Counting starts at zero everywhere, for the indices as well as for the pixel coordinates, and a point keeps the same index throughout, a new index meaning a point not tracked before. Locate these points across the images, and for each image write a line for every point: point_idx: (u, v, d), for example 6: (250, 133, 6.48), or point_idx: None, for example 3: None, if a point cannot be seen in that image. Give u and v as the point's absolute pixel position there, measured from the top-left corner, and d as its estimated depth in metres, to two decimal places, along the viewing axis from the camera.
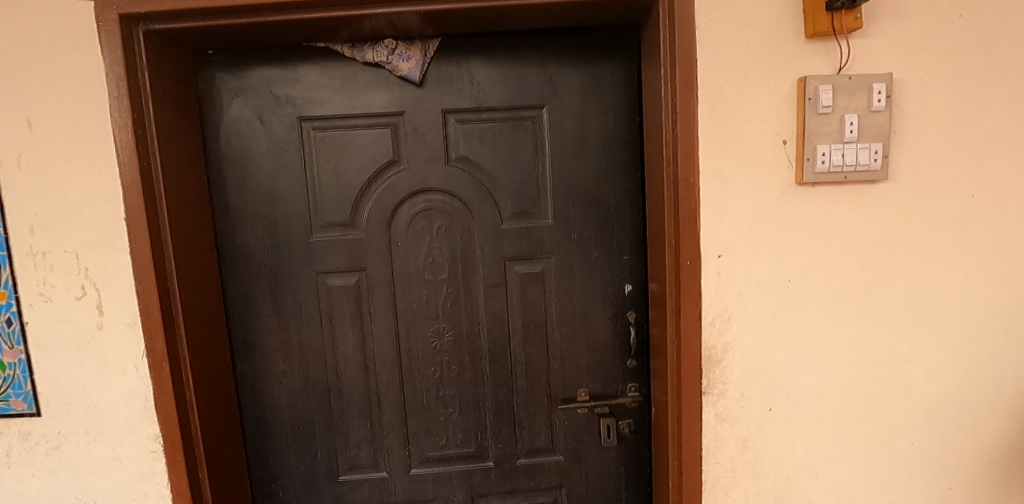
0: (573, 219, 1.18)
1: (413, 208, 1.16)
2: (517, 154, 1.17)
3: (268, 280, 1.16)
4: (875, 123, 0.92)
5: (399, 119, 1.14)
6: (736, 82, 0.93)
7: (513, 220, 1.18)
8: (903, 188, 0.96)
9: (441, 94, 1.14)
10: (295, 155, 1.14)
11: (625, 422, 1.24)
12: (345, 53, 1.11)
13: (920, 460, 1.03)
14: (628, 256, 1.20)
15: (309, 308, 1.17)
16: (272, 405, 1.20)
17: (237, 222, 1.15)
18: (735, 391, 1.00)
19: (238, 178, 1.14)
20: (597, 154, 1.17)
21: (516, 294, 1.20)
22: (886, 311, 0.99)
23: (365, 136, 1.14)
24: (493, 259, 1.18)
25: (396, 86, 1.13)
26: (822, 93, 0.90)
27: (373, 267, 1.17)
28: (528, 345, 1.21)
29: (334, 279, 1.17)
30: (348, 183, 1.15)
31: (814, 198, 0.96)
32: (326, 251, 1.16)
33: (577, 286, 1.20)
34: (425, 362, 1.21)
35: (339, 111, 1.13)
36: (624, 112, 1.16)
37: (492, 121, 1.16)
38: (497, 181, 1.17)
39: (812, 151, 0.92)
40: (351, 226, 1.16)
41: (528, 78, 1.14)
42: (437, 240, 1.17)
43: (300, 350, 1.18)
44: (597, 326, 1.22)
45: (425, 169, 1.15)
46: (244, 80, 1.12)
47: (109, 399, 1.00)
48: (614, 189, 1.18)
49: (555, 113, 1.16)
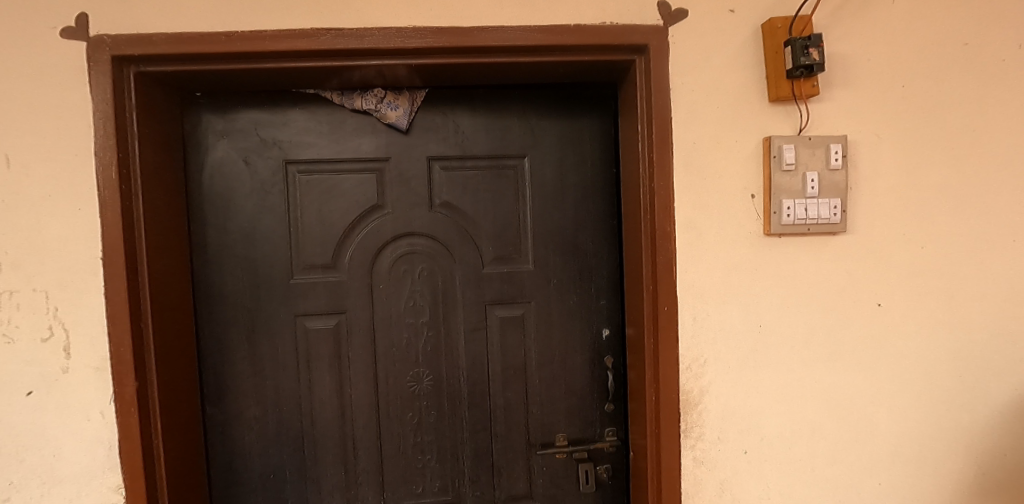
0: (553, 264, 1.21)
1: (395, 251, 1.18)
2: (499, 201, 1.20)
3: (245, 322, 1.14)
4: (833, 180, 0.99)
5: (385, 164, 1.17)
6: (707, 140, 1.00)
7: (494, 265, 1.20)
8: (861, 240, 1.03)
9: (426, 142, 1.17)
10: (279, 197, 1.14)
11: (603, 467, 1.24)
12: (334, 100, 1.14)
13: (888, 502, 1.06)
14: (605, 300, 1.23)
15: (286, 351, 1.15)
16: (242, 452, 1.15)
17: (216, 263, 1.13)
18: (712, 434, 1.02)
19: (219, 218, 1.13)
20: (577, 202, 1.22)
21: (496, 338, 1.21)
22: (851, 355, 1.04)
23: (350, 180, 1.16)
24: (474, 302, 1.20)
25: (383, 133, 1.16)
26: (785, 152, 0.98)
27: (354, 310, 1.17)
28: (507, 389, 1.21)
29: (313, 322, 1.16)
30: (331, 226, 1.16)
31: (781, 248, 1.01)
32: (306, 294, 1.15)
33: (557, 330, 1.22)
34: (403, 407, 1.19)
35: (325, 155, 1.15)
36: (602, 164, 1.22)
37: (475, 169, 1.19)
38: (480, 226, 1.20)
39: (778, 204, 0.99)
40: (333, 268, 1.17)
41: (512, 129, 1.20)
42: (419, 283, 1.18)
43: (274, 394, 1.15)
44: (575, 370, 1.23)
45: (409, 213, 1.18)
46: (231, 123, 1.13)
47: (70, 446, 0.95)
48: (592, 236, 1.22)
49: (536, 163, 1.21)
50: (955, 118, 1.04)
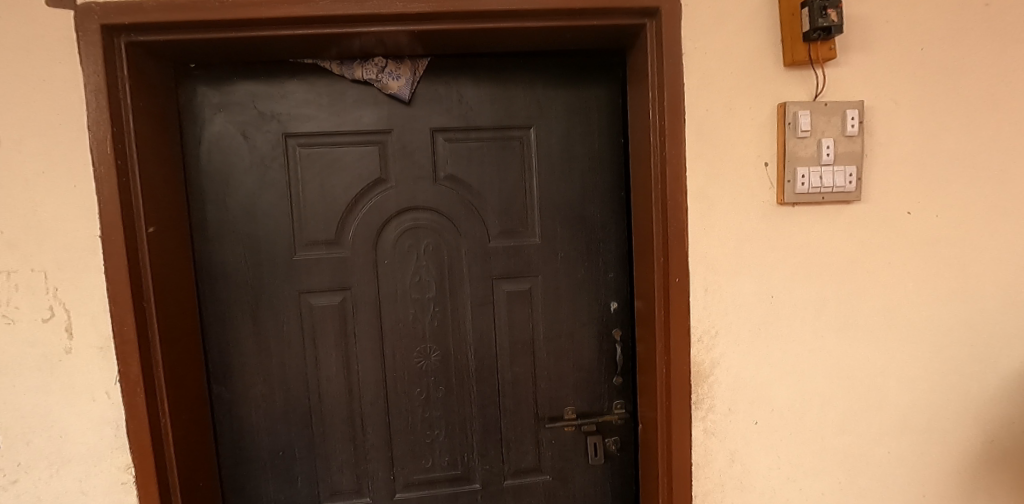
0: (561, 238, 1.20)
1: (399, 226, 1.15)
2: (505, 173, 1.18)
3: (249, 300, 1.13)
4: (849, 147, 0.97)
5: (387, 136, 1.14)
6: (720, 107, 0.97)
7: (501, 239, 1.18)
8: (875, 209, 1.01)
9: (429, 113, 1.14)
10: (280, 171, 1.11)
11: (612, 439, 1.24)
12: (333, 70, 1.10)
13: (896, 470, 1.07)
14: (613, 273, 1.21)
15: (291, 329, 1.14)
16: (250, 431, 1.15)
17: (217, 240, 1.11)
18: (723, 405, 1.02)
19: (219, 194, 1.10)
20: (584, 174, 1.19)
21: (503, 313, 1.20)
22: (862, 325, 1.03)
23: (352, 154, 1.13)
24: (481, 277, 1.18)
25: (385, 105, 1.13)
26: (800, 118, 0.95)
27: (359, 286, 1.15)
28: (515, 364, 1.21)
29: (318, 299, 1.14)
30: (334, 201, 1.13)
31: (794, 217, 1.00)
32: (310, 270, 1.13)
33: (564, 304, 1.21)
34: (411, 383, 1.18)
35: (326, 128, 1.12)
36: (609, 134, 1.19)
37: (480, 140, 1.16)
38: (485, 200, 1.17)
39: (792, 173, 0.96)
40: (337, 244, 1.14)
41: (517, 99, 1.16)
42: (425, 258, 1.16)
43: (280, 372, 1.14)
44: (583, 344, 1.22)
45: (412, 187, 1.15)
46: (227, 95, 1.09)
47: (77, 427, 0.94)
48: (599, 208, 1.20)
49: (542, 134, 1.18)
50: (973, 82, 1.01)
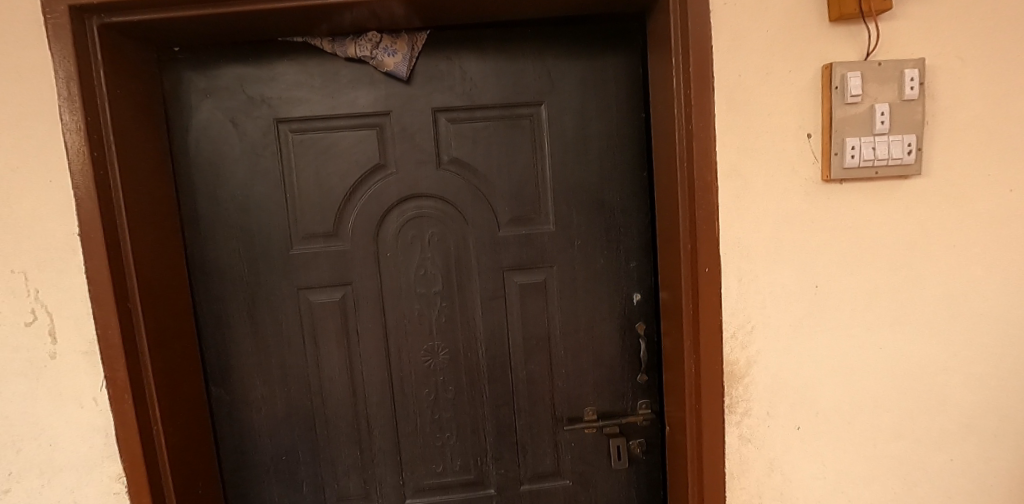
0: (577, 224, 1.09)
1: (402, 215, 1.07)
2: (514, 156, 1.08)
3: (245, 298, 1.06)
4: (907, 113, 0.84)
5: (385, 119, 1.05)
6: (755, 72, 0.85)
7: (511, 227, 1.09)
8: (937, 184, 0.88)
9: (430, 91, 1.05)
10: (272, 160, 1.04)
11: (636, 442, 1.15)
12: (325, 48, 1.01)
13: (960, 478, 0.95)
14: (635, 262, 1.11)
15: (291, 328, 1.07)
16: (251, 435, 1.09)
17: (210, 236, 1.05)
18: (761, 409, 0.91)
19: (209, 187, 1.04)
20: (601, 154, 1.08)
21: (516, 307, 1.11)
22: (921, 317, 0.91)
23: (348, 138, 1.05)
24: (490, 269, 1.09)
25: (382, 84, 1.04)
26: (850, 81, 0.82)
27: (361, 281, 1.07)
28: (530, 362, 1.12)
29: (318, 296, 1.07)
30: (330, 190, 1.05)
31: (843, 196, 0.87)
32: (308, 265, 1.06)
33: (582, 296, 1.11)
34: (419, 383, 1.11)
35: (319, 112, 1.04)
36: (629, 109, 1.08)
37: (486, 120, 1.07)
38: (494, 185, 1.08)
39: (840, 145, 0.84)
40: (335, 237, 1.07)
41: (525, 74, 1.06)
42: (430, 249, 1.08)
43: (281, 373, 1.08)
44: (603, 339, 1.12)
45: (414, 172, 1.06)
46: (214, 80, 1.02)
47: (67, 435, 0.90)
48: (619, 191, 1.09)
49: (554, 111, 1.07)
50: None
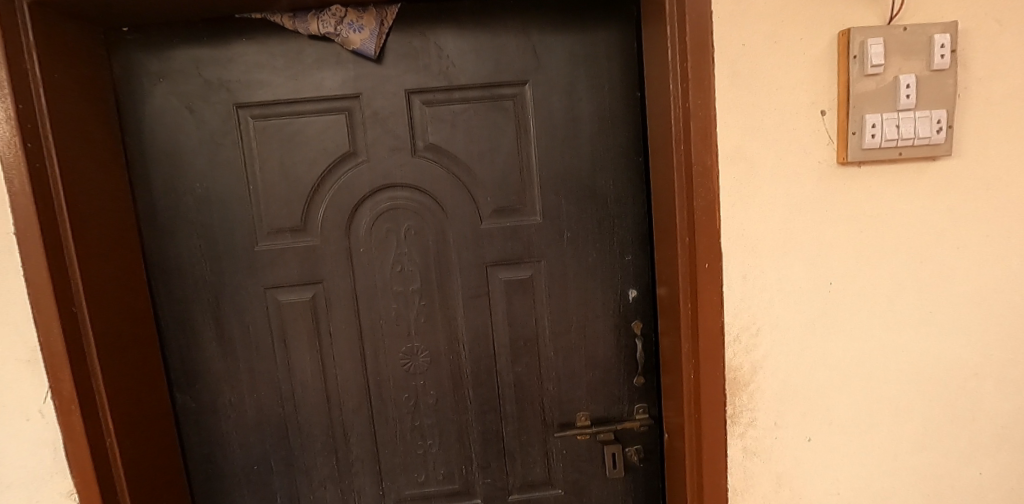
0: (566, 215, 1.00)
1: (375, 208, 0.98)
2: (497, 141, 0.98)
3: (209, 299, 0.99)
4: (937, 85, 0.73)
5: (355, 102, 0.96)
6: (761, 41, 0.74)
7: (495, 219, 1.00)
8: (970, 167, 0.78)
9: (403, 71, 0.95)
10: (233, 150, 0.96)
11: (633, 449, 1.07)
12: (286, 25, 0.92)
13: (990, 493, 0.86)
14: (631, 256, 1.02)
15: (259, 330, 1.00)
16: (221, 443, 1.03)
17: (169, 233, 0.97)
18: (767, 419, 0.82)
19: (167, 180, 0.96)
20: (592, 138, 0.99)
21: (501, 306, 1.02)
22: (949, 316, 0.81)
23: (314, 124, 0.96)
24: (473, 265, 1.00)
25: (350, 64, 0.95)
26: (870, 49, 0.72)
27: (332, 279, 0.99)
28: (517, 364, 1.04)
29: (287, 296, 1.00)
30: (297, 181, 0.97)
31: (861, 181, 0.77)
32: (275, 262, 0.98)
33: (572, 294, 1.02)
34: (398, 388, 1.03)
35: (283, 96, 0.95)
36: (622, 88, 0.98)
37: (465, 102, 0.97)
38: (475, 174, 0.99)
39: (858, 122, 0.74)
40: (304, 232, 0.99)
41: (507, 50, 0.96)
42: (406, 244, 1.00)
43: (249, 379, 1.01)
44: (597, 340, 1.04)
45: (388, 160, 0.97)
46: (167, 63, 0.93)
47: (14, 449, 0.84)
48: (612, 178, 1.00)
49: (540, 91, 0.97)
50: None
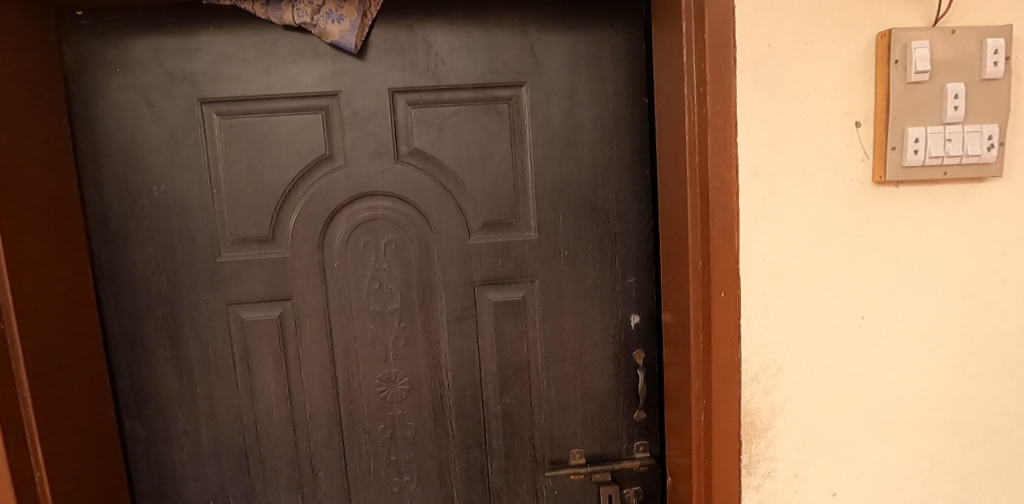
0: (564, 232, 0.91)
1: (353, 218, 0.89)
2: (489, 147, 0.89)
3: (164, 315, 0.89)
4: (989, 96, 0.64)
5: (333, 101, 0.87)
6: (790, 40, 0.65)
7: (485, 233, 0.91)
8: (1021, 190, 0.69)
9: (387, 68, 0.86)
10: (196, 150, 0.86)
11: (632, 491, 0.96)
12: (256, 12, 0.82)
13: None
14: (634, 278, 0.92)
15: (219, 351, 0.90)
16: (173, 475, 0.92)
17: (121, 240, 0.87)
18: (787, 469, 0.72)
19: (120, 181, 0.86)
20: (594, 147, 0.90)
21: (490, 330, 0.92)
22: (993, 357, 0.72)
23: (287, 124, 0.86)
24: (459, 284, 0.91)
25: (328, 59, 0.85)
26: (914, 53, 0.63)
27: (303, 295, 0.89)
28: (505, 395, 0.94)
29: (251, 313, 0.89)
30: (266, 187, 0.87)
31: (899, 202, 0.68)
32: (239, 276, 0.88)
33: (568, 319, 0.92)
34: (373, 418, 0.93)
35: (252, 92, 0.85)
36: (628, 93, 0.89)
37: (455, 103, 0.88)
38: (464, 183, 0.89)
39: (899, 136, 0.65)
40: (272, 244, 0.89)
41: (503, 48, 0.87)
42: (386, 259, 0.90)
43: (207, 404, 0.91)
44: (594, 370, 0.94)
45: (367, 166, 0.88)
46: (125, 52, 0.84)
47: None
48: (615, 192, 0.90)
49: (538, 94, 0.88)
50: None
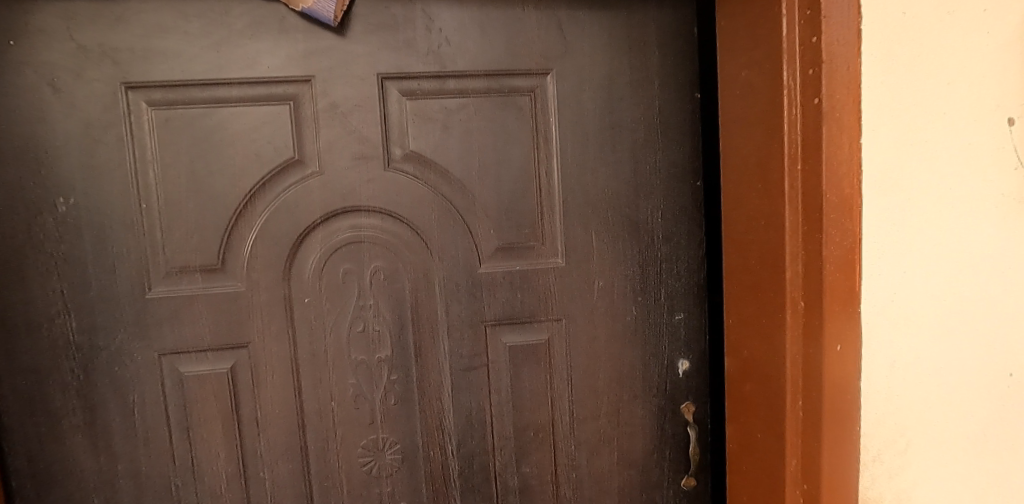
0: (598, 258, 0.72)
1: (329, 241, 0.69)
2: (505, 151, 0.70)
3: (75, 370, 0.67)
4: None
5: (304, 89, 0.67)
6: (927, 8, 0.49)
7: (500, 260, 0.71)
8: None
9: (375, 48, 0.67)
10: (121, 151, 0.65)
11: None
12: None
13: None
14: (683, 315, 0.74)
15: (151, 416, 0.68)
16: None
17: (14, 271, 0.64)
18: None
19: (13, 192, 0.64)
20: (636, 153, 0.72)
21: (505, 381, 0.73)
22: None
23: (243, 118, 0.66)
24: (467, 325, 0.71)
25: (298, 34, 0.66)
26: None
27: (263, 341, 0.69)
28: (524, 464, 0.74)
29: (193, 366, 0.68)
30: (215, 200, 0.67)
31: None
32: (178, 316, 0.67)
33: (603, 366, 0.74)
34: (353, 499, 0.72)
35: (197, 74, 0.65)
36: (678, 86, 0.72)
37: (462, 95, 0.69)
38: (473, 196, 0.70)
39: None
40: (222, 274, 0.68)
41: (524, 26, 0.69)
42: (372, 293, 0.70)
43: (134, 486, 0.69)
44: (634, 429, 0.75)
45: (349, 173, 0.68)
46: (21, 19, 0.62)
47: None
48: (660, 209, 0.73)
49: (567, 85, 0.70)
50: None
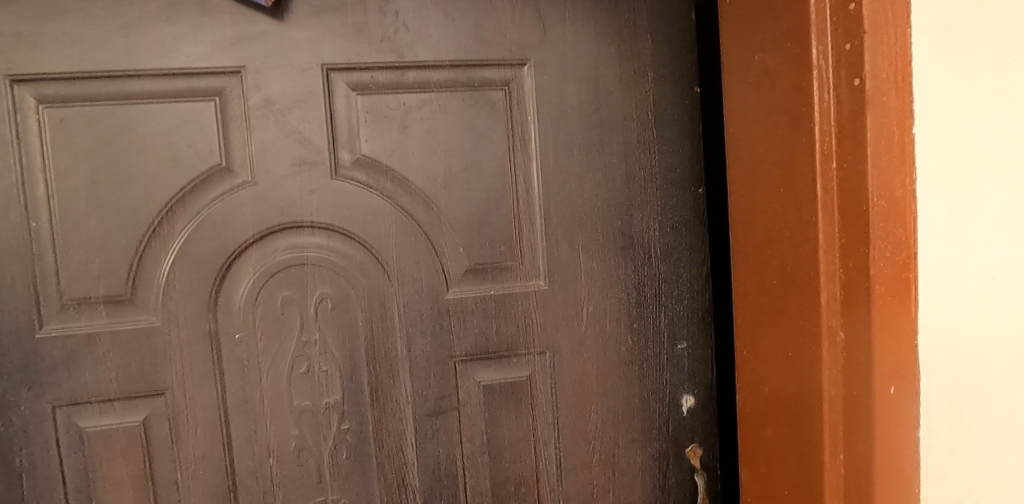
0: (586, 280, 0.62)
1: (264, 265, 0.57)
2: (475, 154, 0.60)
3: None
4: None
5: (232, 82, 0.56)
6: None
7: (471, 284, 0.60)
8: None
9: (319, 35, 0.56)
10: (4, 159, 0.53)
11: None
12: None
13: None
14: (685, 345, 0.64)
15: (42, 484, 0.55)
16: None
17: None
18: None
19: None
20: (628, 157, 0.62)
21: (479, 427, 0.61)
22: None
23: (158, 117, 0.55)
24: (433, 361, 0.60)
25: (226, 17, 0.55)
26: None
27: (184, 388, 0.56)
28: None
29: (96, 421, 0.56)
30: (123, 217, 0.55)
31: None
32: (77, 360, 0.55)
33: (595, 406, 0.63)
34: None
35: (100, 65, 0.54)
36: (675, 79, 0.62)
37: (424, 90, 0.59)
38: (439, 209, 0.60)
39: None
40: (132, 306, 0.56)
41: (495, 10, 0.59)
42: (318, 326, 0.58)
43: None
44: (632, 479, 0.64)
45: (288, 183, 0.57)
46: None
47: None
48: (657, 222, 0.63)
49: (546, 78, 0.60)
50: None
